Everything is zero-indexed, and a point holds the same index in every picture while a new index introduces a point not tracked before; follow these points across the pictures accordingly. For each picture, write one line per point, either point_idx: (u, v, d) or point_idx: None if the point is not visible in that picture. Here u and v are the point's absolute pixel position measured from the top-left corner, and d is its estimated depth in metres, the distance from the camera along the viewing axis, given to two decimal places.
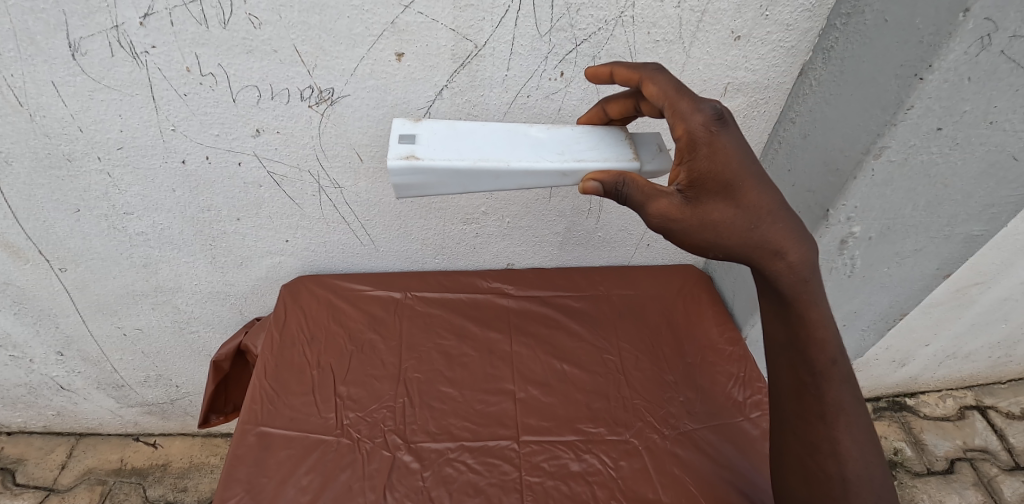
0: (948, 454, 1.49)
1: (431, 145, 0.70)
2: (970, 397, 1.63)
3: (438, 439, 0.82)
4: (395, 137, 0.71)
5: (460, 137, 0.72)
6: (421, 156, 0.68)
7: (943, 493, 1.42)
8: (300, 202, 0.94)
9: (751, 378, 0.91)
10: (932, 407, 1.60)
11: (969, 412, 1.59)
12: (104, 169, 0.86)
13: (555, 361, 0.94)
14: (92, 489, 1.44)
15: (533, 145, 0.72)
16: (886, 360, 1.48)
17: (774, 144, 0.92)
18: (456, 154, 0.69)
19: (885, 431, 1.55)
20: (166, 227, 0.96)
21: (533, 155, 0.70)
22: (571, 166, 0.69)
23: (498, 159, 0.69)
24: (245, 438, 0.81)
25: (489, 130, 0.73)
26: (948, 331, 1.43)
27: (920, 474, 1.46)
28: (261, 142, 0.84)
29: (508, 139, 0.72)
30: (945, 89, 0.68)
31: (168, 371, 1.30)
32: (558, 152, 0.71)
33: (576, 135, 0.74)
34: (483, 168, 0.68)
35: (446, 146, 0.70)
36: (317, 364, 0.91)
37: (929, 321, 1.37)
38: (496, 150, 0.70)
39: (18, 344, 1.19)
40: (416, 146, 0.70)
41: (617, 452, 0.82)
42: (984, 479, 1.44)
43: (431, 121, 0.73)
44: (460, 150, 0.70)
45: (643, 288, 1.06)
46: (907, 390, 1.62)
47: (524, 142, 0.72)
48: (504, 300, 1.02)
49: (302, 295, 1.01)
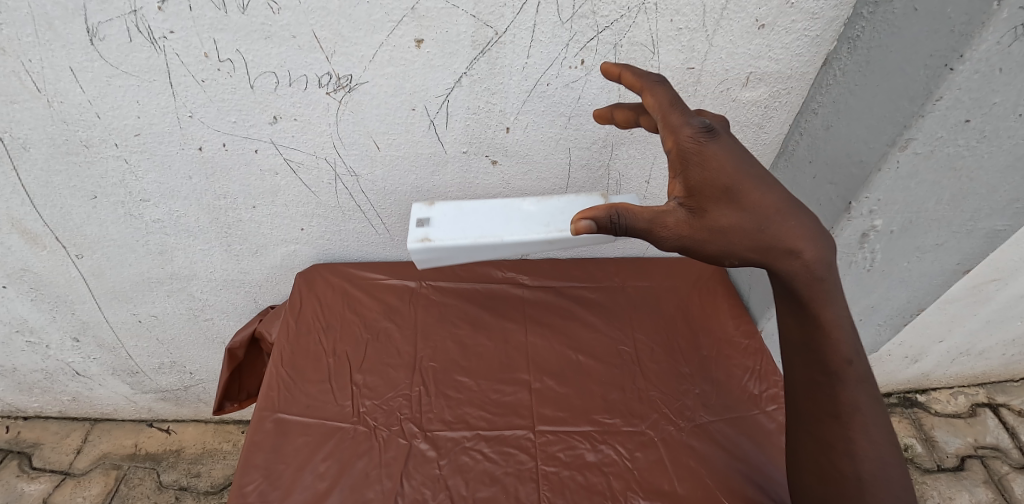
0: (959, 452, 1.48)
1: (442, 228, 0.83)
2: (982, 394, 1.61)
3: (454, 427, 0.82)
4: (414, 221, 0.85)
5: (465, 217, 0.85)
6: (435, 238, 0.82)
7: (954, 491, 1.41)
8: (316, 191, 0.93)
9: (767, 371, 0.91)
10: (943, 404, 1.59)
11: (980, 410, 1.58)
12: (121, 156, 0.86)
13: (571, 352, 0.93)
14: (108, 473, 1.46)
15: (525, 220, 0.84)
16: (898, 356, 1.47)
17: (795, 135, 0.90)
18: (461, 234, 0.82)
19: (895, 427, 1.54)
20: (182, 215, 0.95)
21: (525, 230, 0.83)
22: (555, 235, 0.81)
23: (496, 236, 0.82)
24: (263, 424, 0.81)
25: (489, 208, 0.87)
26: (962, 328, 1.41)
27: (929, 470, 1.45)
28: (278, 130, 0.84)
29: (504, 214, 0.86)
30: (975, 80, 0.67)
31: (182, 358, 1.30)
32: (545, 225, 0.83)
33: (562, 206, 0.86)
34: (483, 243, 0.81)
35: (454, 228, 0.83)
36: (332, 352, 0.91)
37: (944, 317, 1.36)
38: (493, 228, 0.83)
39: (35, 330, 1.20)
40: (429, 229, 0.83)
41: (633, 443, 0.82)
42: (994, 477, 1.43)
43: (442, 204, 0.87)
44: (463, 231, 0.83)
45: (658, 280, 1.06)
46: (918, 386, 1.61)
47: (517, 216, 0.85)
48: (519, 290, 1.02)
49: (316, 284, 1.01)
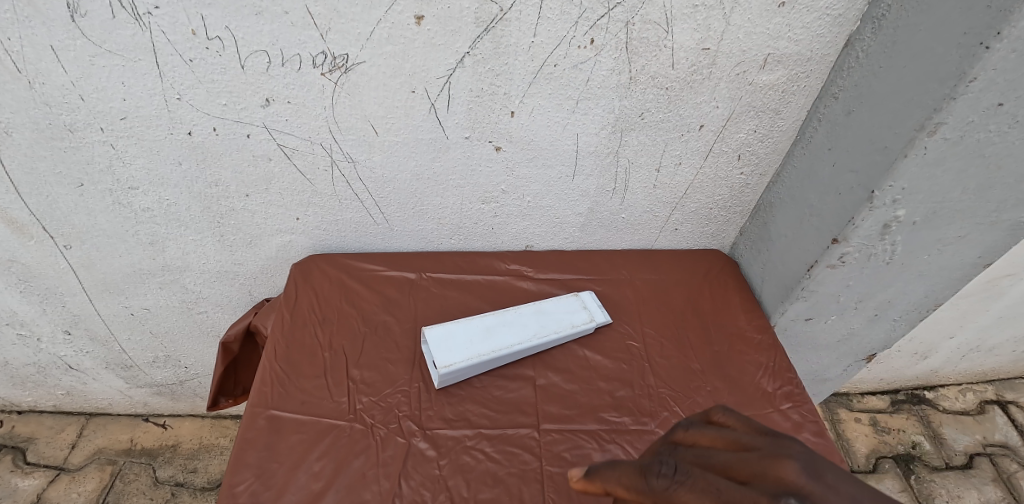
0: (968, 449, 1.45)
1: (456, 336, 0.87)
2: (990, 391, 1.58)
3: (456, 425, 0.79)
4: (439, 327, 0.88)
5: (490, 318, 0.90)
6: (447, 334, 0.87)
7: (963, 489, 1.37)
8: (312, 178, 0.89)
9: (780, 368, 0.88)
10: (951, 401, 1.56)
11: (989, 407, 1.54)
12: (107, 141, 0.82)
13: (577, 348, 0.90)
14: (103, 468, 1.43)
15: (530, 328, 0.89)
16: (908, 352, 1.43)
17: (813, 122, 0.86)
18: (474, 328, 0.88)
19: (903, 424, 1.50)
20: (173, 203, 0.92)
21: (527, 330, 0.89)
22: (547, 334, 0.89)
23: (502, 331, 0.88)
24: (255, 421, 0.78)
25: (508, 322, 0.90)
26: (974, 324, 1.38)
27: (937, 468, 1.41)
28: (271, 113, 0.80)
29: (520, 323, 0.90)
30: (1012, 60, 0.63)
31: (177, 352, 1.27)
32: (538, 331, 0.89)
33: (551, 325, 0.90)
34: (488, 333, 0.88)
35: (456, 348, 0.84)
36: (329, 346, 0.87)
37: (956, 312, 1.32)
38: (504, 330, 0.88)
39: (25, 323, 1.16)
40: (443, 334, 0.86)
41: (642, 442, 0.79)
42: (1003, 475, 1.40)
43: (481, 316, 0.91)
44: (479, 326, 0.89)
45: (667, 273, 1.02)
46: (926, 383, 1.57)
47: (527, 324, 0.90)
48: (523, 283, 0.98)
49: (312, 275, 0.97)
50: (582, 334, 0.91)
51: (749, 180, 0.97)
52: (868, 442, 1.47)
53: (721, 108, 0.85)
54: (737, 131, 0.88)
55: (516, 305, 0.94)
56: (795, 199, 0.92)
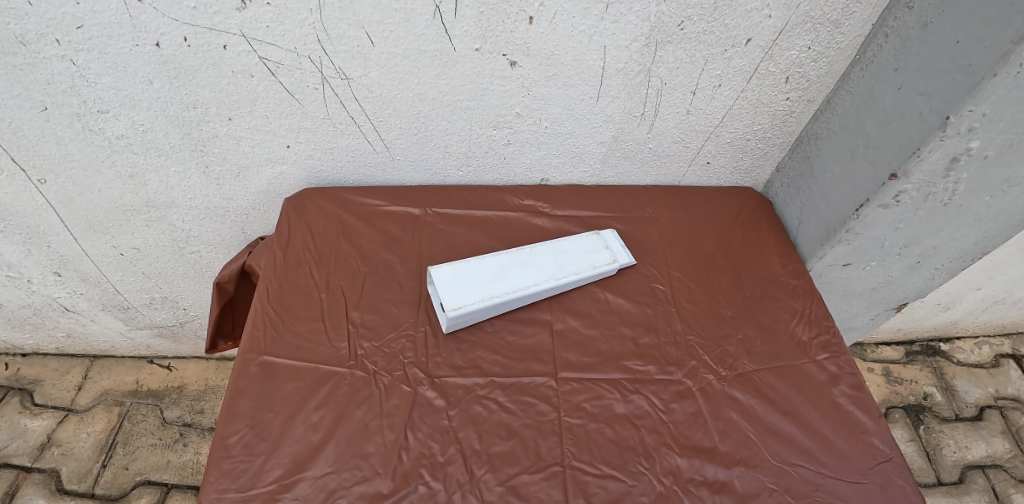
0: (979, 402, 1.39)
1: (466, 277, 0.79)
2: (1006, 345, 1.50)
3: (466, 373, 0.72)
4: (451, 266, 0.80)
5: (505, 258, 0.82)
6: (458, 275, 0.79)
7: (970, 440, 1.32)
8: (300, 98, 0.79)
9: (817, 315, 0.80)
10: (966, 353, 1.48)
11: (1004, 360, 1.47)
12: (67, 56, 0.72)
13: (598, 290, 0.82)
14: (110, 409, 1.40)
15: (545, 269, 0.81)
16: (930, 302, 1.35)
17: (878, 37, 0.75)
18: (487, 269, 0.80)
19: (916, 375, 1.44)
20: (150, 129, 0.82)
21: (541, 271, 0.81)
22: (562, 277, 0.81)
23: (516, 273, 0.80)
24: (247, 368, 0.71)
25: (524, 262, 0.82)
26: (1006, 275, 1.28)
27: (947, 419, 1.36)
28: (249, 18, 0.69)
29: (536, 263, 0.82)
30: None
31: (173, 293, 1.20)
32: (554, 273, 0.81)
33: (567, 268, 0.82)
34: (501, 274, 0.80)
35: (465, 290, 0.77)
36: (326, 287, 0.80)
37: (991, 262, 1.22)
38: (517, 271, 0.81)
39: (12, 264, 1.09)
40: (453, 275, 0.79)
41: (668, 394, 0.72)
42: (1012, 428, 1.35)
43: (494, 254, 0.83)
44: (493, 266, 0.81)
45: (697, 211, 0.93)
46: (942, 334, 1.50)
47: (544, 264, 0.82)
48: (538, 220, 0.90)
49: (306, 211, 0.88)
50: (604, 276, 0.83)
51: (794, 107, 0.86)
52: (879, 391, 1.41)
53: (775, 17, 0.73)
54: (789, 47, 0.77)
55: (531, 243, 0.86)
56: (847, 128, 0.81)
